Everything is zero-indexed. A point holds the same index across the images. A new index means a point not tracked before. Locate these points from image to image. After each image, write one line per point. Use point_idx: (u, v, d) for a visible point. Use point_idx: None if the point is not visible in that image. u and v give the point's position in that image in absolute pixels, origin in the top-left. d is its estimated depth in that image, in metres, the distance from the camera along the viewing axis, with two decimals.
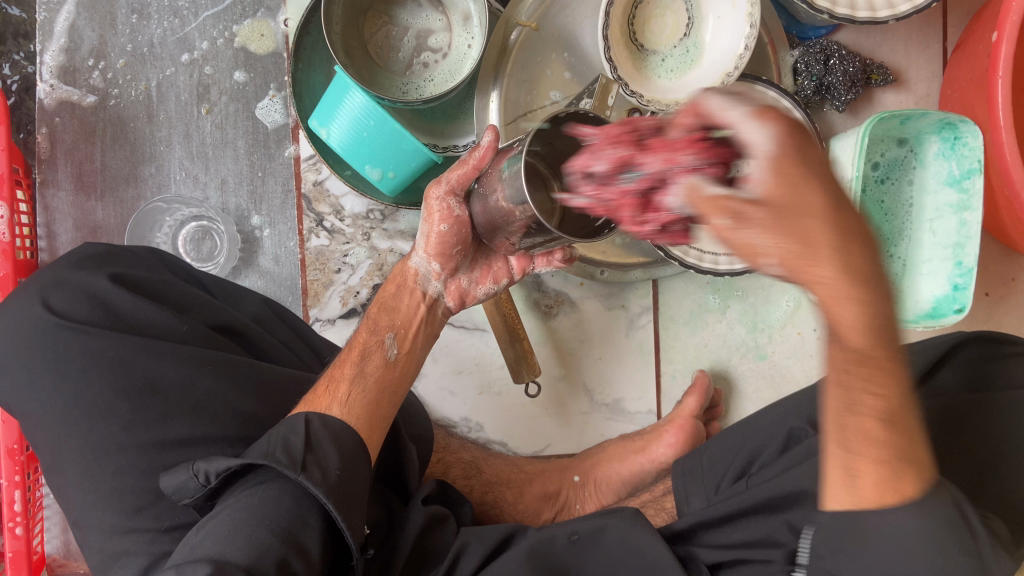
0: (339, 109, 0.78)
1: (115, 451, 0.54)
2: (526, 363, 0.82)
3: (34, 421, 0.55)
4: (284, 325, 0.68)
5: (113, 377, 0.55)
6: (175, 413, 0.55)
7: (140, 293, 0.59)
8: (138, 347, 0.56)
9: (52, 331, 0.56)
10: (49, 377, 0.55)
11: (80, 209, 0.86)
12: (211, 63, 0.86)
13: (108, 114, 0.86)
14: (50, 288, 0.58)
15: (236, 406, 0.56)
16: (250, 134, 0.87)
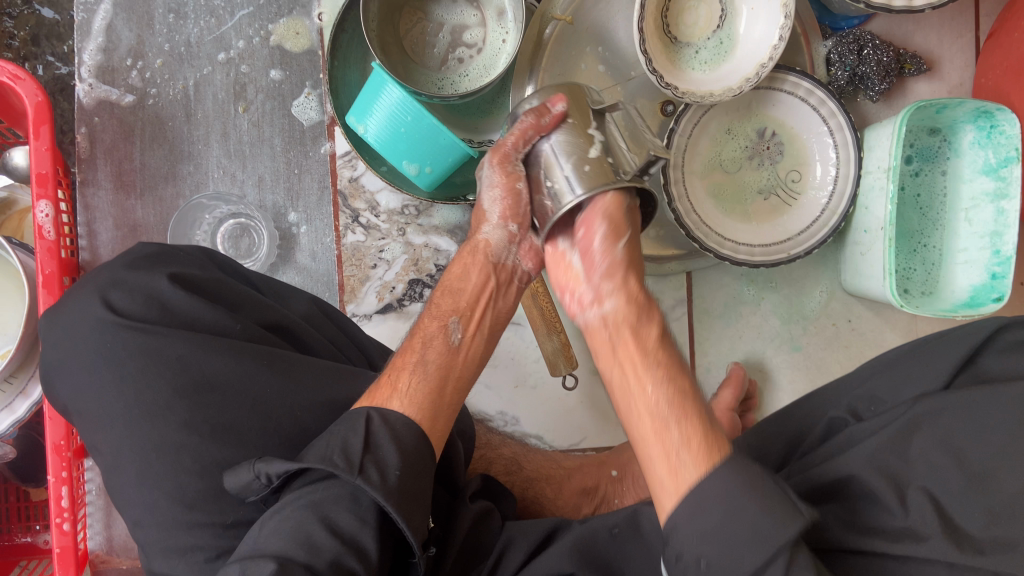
0: (376, 105, 0.78)
1: (171, 448, 0.54)
2: (564, 355, 0.82)
3: (90, 417, 0.56)
4: (331, 323, 0.69)
5: (169, 375, 0.55)
6: (229, 410, 0.55)
7: (195, 290, 0.59)
8: (195, 346, 0.56)
9: (109, 328, 0.56)
10: (105, 374, 0.55)
11: (120, 208, 0.86)
12: (247, 61, 0.87)
13: (147, 113, 0.87)
14: (105, 284, 0.58)
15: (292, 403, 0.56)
16: (286, 131, 0.87)
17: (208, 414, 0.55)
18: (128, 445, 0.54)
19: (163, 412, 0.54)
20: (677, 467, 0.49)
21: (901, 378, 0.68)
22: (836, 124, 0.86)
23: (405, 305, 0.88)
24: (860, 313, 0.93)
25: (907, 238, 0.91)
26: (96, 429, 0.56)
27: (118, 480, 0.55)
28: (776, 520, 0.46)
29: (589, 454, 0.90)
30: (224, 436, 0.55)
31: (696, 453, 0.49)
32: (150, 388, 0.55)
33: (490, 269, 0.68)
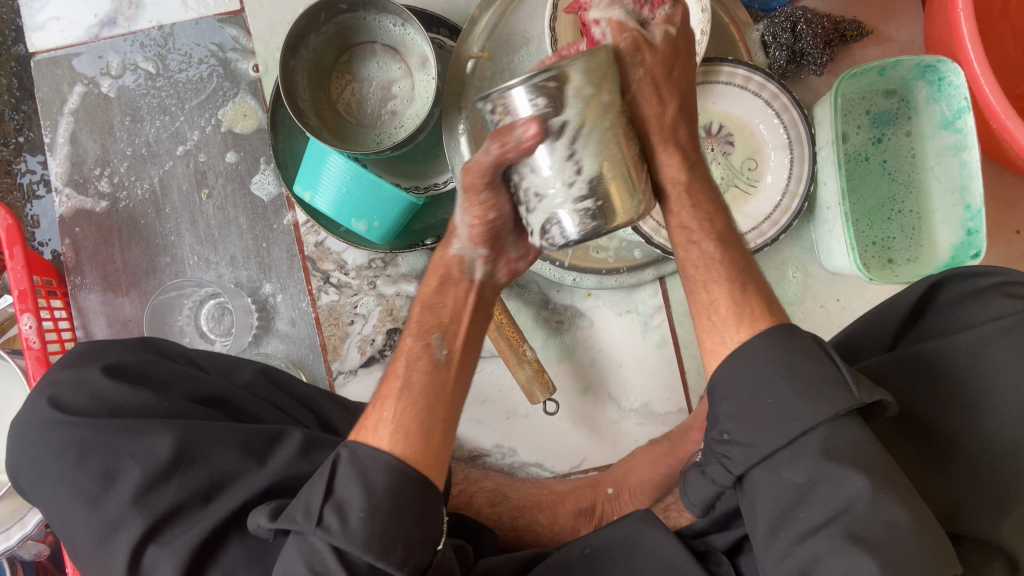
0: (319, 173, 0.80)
1: (114, 527, 0.57)
2: (538, 381, 0.83)
3: (53, 510, 0.60)
4: (279, 391, 0.73)
5: (104, 459, 0.59)
6: (165, 483, 0.58)
7: (131, 377, 0.64)
8: (125, 428, 0.59)
9: (55, 424, 0.61)
10: (57, 468, 0.60)
11: (110, 306, 0.93)
12: (203, 151, 0.92)
13: (121, 215, 0.93)
14: (53, 384, 0.64)
15: (228, 463, 0.60)
16: (249, 209, 0.92)
17: (146, 490, 0.58)
18: (86, 531, 0.58)
19: (107, 495, 0.58)
20: (718, 324, 0.57)
21: (849, 352, 0.68)
22: (782, 105, 0.84)
23: (387, 354, 0.90)
24: (846, 289, 0.90)
25: (881, 208, 0.88)
26: (61, 522, 0.60)
27: (88, 565, 0.60)
28: (828, 395, 0.50)
29: (588, 475, 0.89)
30: (167, 513, 0.57)
31: (741, 311, 0.56)
32: (91, 474, 0.59)
33: (471, 286, 0.61)
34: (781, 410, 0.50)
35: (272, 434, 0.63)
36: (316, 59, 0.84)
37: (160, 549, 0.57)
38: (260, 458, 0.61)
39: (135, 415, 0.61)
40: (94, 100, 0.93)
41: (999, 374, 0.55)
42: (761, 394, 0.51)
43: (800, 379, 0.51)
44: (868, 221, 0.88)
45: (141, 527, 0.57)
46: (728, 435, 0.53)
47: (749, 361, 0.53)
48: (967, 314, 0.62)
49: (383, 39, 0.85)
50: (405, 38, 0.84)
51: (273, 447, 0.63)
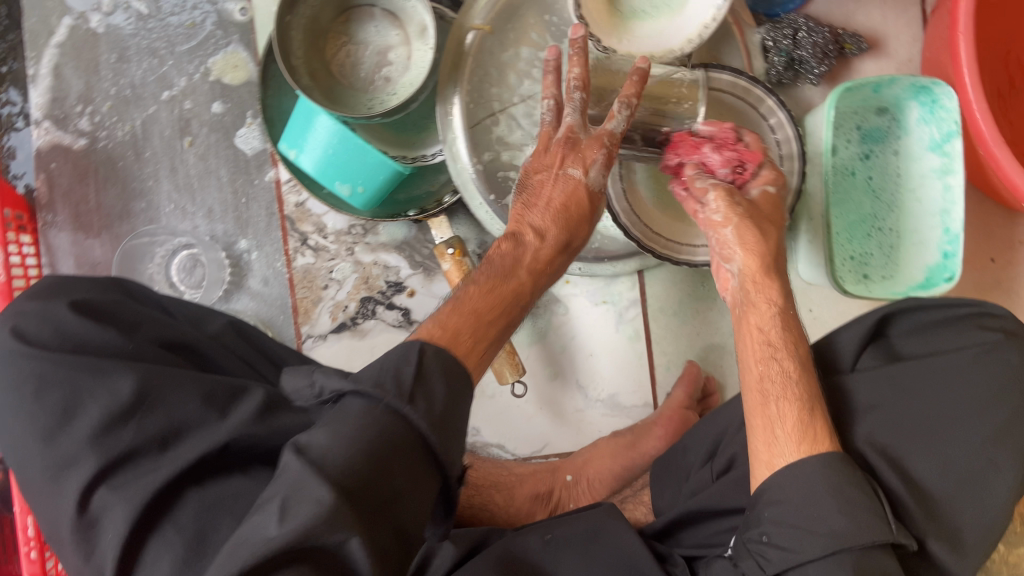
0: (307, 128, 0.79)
1: (66, 464, 0.56)
2: (509, 362, 0.83)
3: (6, 442, 0.59)
4: (247, 346, 0.72)
5: (63, 394, 0.58)
6: (123, 425, 0.57)
7: (101, 314, 0.63)
8: (86, 367, 0.58)
9: (16, 355, 0.59)
10: (16, 400, 0.58)
11: (79, 248, 0.90)
12: (189, 98, 0.90)
13: (98, 155, 0.91)
14: (20, 314, 0.62)
15: (189, 411, 0.59)
16: (232, 161, 0.91)
17: (105, 430, 0.56)
18: (38, 466, 0.57)
19: (63, 431, 0.57)
20: (775, 443, 0.58)
21: None
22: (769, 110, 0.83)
23: (358, 323, 0.91)
24: (819, 300, 0.91)
25: (863, 222, 0.87)
26: (14, 455, 0.59)
27: (36, 504, 0.58)
28: (869, 515, 0.53)
29: (549, 460, 0.89)
30: (122, 454, 0.56)
31: (801, 434, 0.57)
32: (49, 409, 0.57)
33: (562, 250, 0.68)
34: (810, 497, 0.54)
35: (236, 388, 0.63)
36: (314, 17, 0.82)
37: (108, 491, 0.55)
38: (221, 411, 0.60)
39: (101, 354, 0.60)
40: (82, 36, 0.90)
41: (967, 395, 0.57)
42: (801, 506, 0.54)
43: (842, 501, 0.53)
44: (850, 235, 0.87)
45: (93, 468, 0.55)
46: (766, 536, 0.55)
47: (791, 471, 0.56)
48: (934, 338, 0.63)
49: (383, 4, 0.84)
50: (406, 5, 0.83)
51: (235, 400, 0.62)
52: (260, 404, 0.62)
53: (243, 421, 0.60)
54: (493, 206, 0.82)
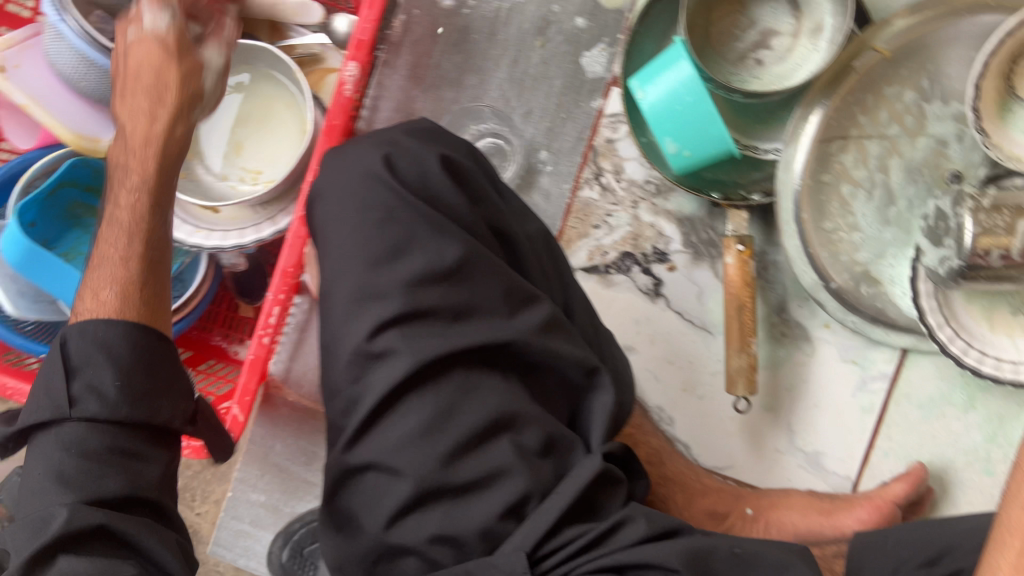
0: (662, 76, 0.80)
1: (377, 294, 0.60)
2: (746, 377, 0.81)
3: (331, 247, 0.63)
4: (550, 256, 0.71)
5: (399, 234, 0.60)
6: (434, 286, 0.60)
7: (456, 174, 0.64)
8: (426, 220, 0.61)
9: (375, 178, 0.62)
10: (358, 217, 0.62)
11: (404, 95, 0.94)
12: (560, 3, 0.92)
13: (457, 20, 0.93)
14: (388, 143, 0.65)
15: (490, 300, 0.61)
16: (570, 76, 0.92)
17: (419, 281, 0.60)
18: (350, 283, 0.61)
19: (386, 265, 0.60)
20: None
21: None
22: None
23: (610, 273, 0.92)
24: None
25: None
26: (330, 260, 0.63)
27: (332, 312, 0.62)
28: None
29: (730, 483, 0.88)
30: (422, 309, 0.59)
31: None
32: (381, 240, 0.60)
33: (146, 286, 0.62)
34: None
35: (534, 296, 0.64)
36: None
37: (400, 336, 0.59)
38: (512, 311, 0.62)
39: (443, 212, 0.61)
40: None
41: None
42: None
43: None
44: None
45: (395, 309, 0.59)
46: None
47: None
48: None
49: None
50: None
51: (528, 307, 0.63)
52: (546, 321, 0.63)
53: (528, 330, 0.61)
54: (798, 228, 0.81)
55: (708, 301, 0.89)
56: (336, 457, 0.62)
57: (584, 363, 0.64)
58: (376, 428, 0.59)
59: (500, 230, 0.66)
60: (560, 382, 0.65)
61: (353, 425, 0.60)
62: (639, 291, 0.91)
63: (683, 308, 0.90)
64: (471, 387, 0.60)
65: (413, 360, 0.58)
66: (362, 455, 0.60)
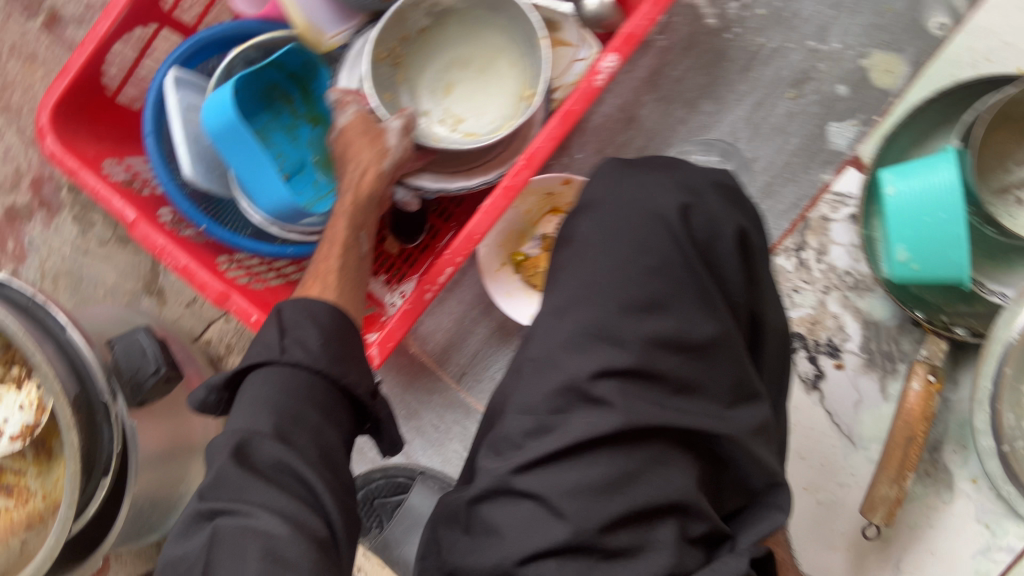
0: (923, 178, 0.77)
1: (612, 339, 0.56)
2: (889, 508, 0.78)
3: (580, 266, 0.59)
4: (784, 355, 0.65)
5: (659, 287, 0.56)
6: (671, 354, 0.56)
7: (742, 246, 0.60)
8: (691, 285, 0.57)
9: (661, 221, 0.58)
10: (625, 252, 0.58)
11: (634, 96, 0.89)
12: (828, 63, 0.86)
13: (716, 41, 0.88)
14: (687, 189, 0.61)
15: (715, 386, 0.57)
16: (809, 139, 0.87)
17: (659, 344, 0.56)
18: (589, 314, 0.57)
19: (632, 313, 0.56)
20: None
21: None
22: None
23: None
24: None
25: None
26: (574, 279, 0.59)
27: (554, 330, 0.58)
28: None
29: None
30: (652, 372, 0.55)
31: None
32: (642, 288, 0.56)
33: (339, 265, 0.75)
34: None
35: (756, 397, 0.59)
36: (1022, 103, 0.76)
37: (619, 391, 0.54)
38: (731, 403, 0.57)
39: (709, 283, 0.58)
40: None
41: None
42: None
43: None
44: None
45: (625, 362, 0.55)
46: None
47: None
48: None
49: None
50: None
51: (746, 404, 0.58)
52: (759, 425, 0.58)
53: (743, 430, 0.56)
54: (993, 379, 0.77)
55: (864, 413, 0.86)
56: (491, 468, 0.57)
57: (773, 481, 0.59)
58: (553, 463, 0.54)
59: (758, 319, 0.62)
60: (737, 483, 0.59)
61: (530, 448, 0.55)
62: (796, 376, 0.88)
63: (836, 410, 0.87)
64: (663, 461, 0.55)
65: (623, 420, 0.53)
66: (528, 483, 0.54)
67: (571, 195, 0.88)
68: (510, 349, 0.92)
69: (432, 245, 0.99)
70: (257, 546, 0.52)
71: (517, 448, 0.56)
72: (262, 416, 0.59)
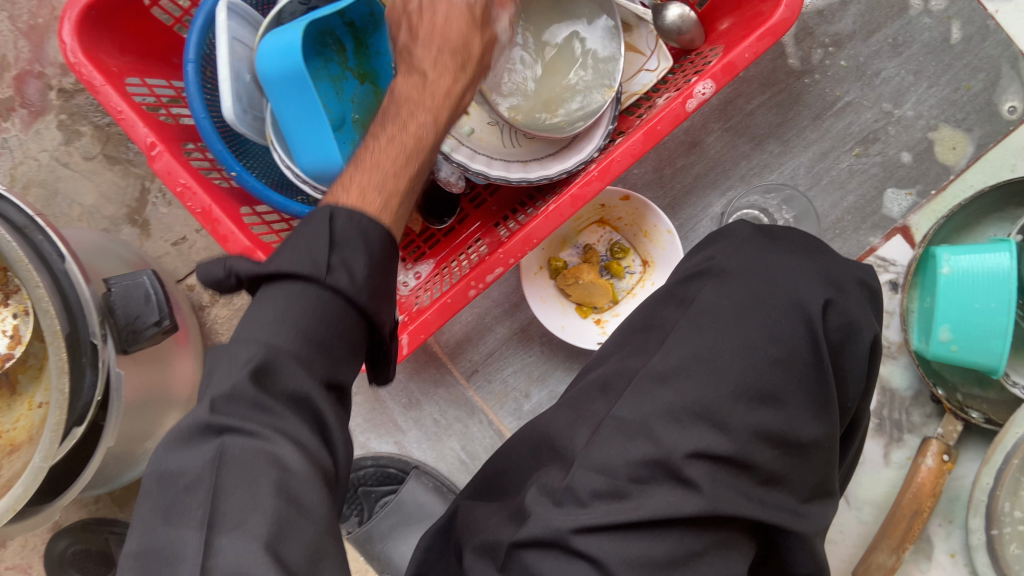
0: (981, 262, 0.77)
1: (719, 421, 0.55)
2: (884, 574, 0.80)
3: (704, 333, 0.59)
4: (850, 451, 0.68)
5: (778, 376, 0.57)
6: (769, 447, 0.56)
7: (871, 352, 0.62)
8: (805, 384, 0.58)
9: (803, 312, 0.59)
10: (756, 333, 0.58)
11: (703, 122, 0.87)
12: (898, 128, 0.87)
13: (795, 83, 0.87)
14: (831, 283, 0.62)
15: (793, 482, 0.58)
16: (865, 199, 0.87)
17: (763, 437, 0.56)
18: (701, 388, 0.57)
19: (745, 399, 0.56)
20: None
21: None
22: None
23: None
24: None
25: None
26: (686, 347, 0.59)
27: (653, 390, 0.58)
28: None
29: None
30: (747, 462, 0.55)
31: None
32: (763, 375, 0.57)
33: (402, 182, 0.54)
34: None
35: (823, 495, 0.60)
36: None
37: (709, 476, 0.54)
38: (806, 499, 0.59)
39: (828, 388, 0.59)
40: None
41: None
42: None
43: None
44: None
45: (725, 448, 0.55)
46: None
47: None
48: None
49: None
50: None
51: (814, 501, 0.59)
52: (824, 525, 0.59)
53: (813, 529, 0.58)
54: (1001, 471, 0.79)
55: (863, 475, 0.88)
56: (549, 513, 0.54)
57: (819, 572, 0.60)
58: (617, 531, 0.52)
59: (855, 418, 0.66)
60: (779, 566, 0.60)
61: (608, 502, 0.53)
62: None
63: None
64: (728, 544, 0.55)
65: (707, 507, 0.52)
66: (590, 545, 0.51)
67: (624, 211, 0.85)
68: (528, 354, 0.89)
69: (454, 230, 0.93)
70: (270, 481, 0.40)
71: (580, 506, 0.53)
72: (277, 331, 0.45)
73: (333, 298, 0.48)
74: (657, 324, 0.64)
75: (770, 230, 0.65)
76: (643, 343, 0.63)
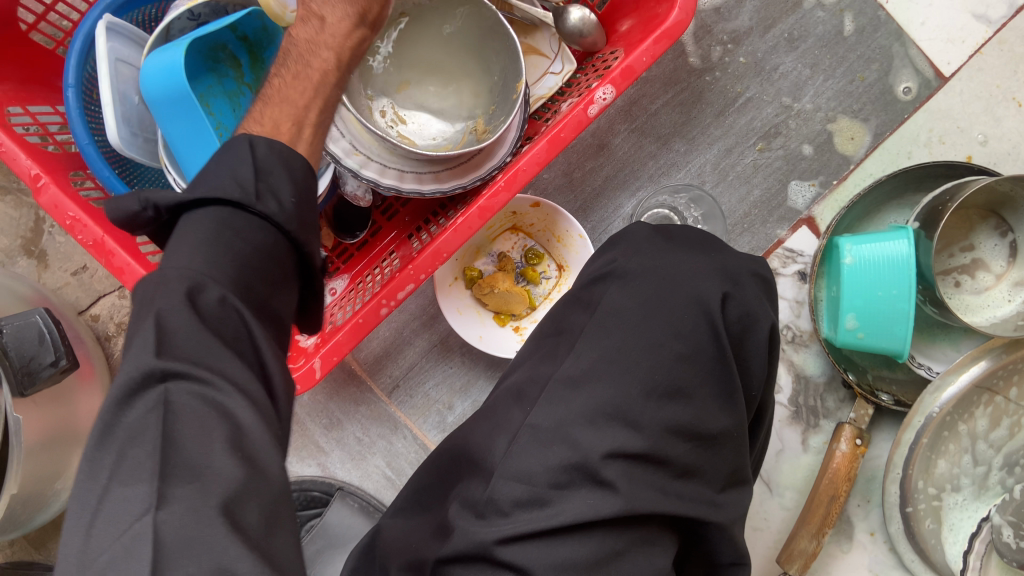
0: (880, 247, 0.79)
1: (632, 421, 0.56)
2: (805, 559, 0.82)
3: (609, 336, 0.59)
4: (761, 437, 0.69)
5: (688, 370, 0.58)
6: (681, 439, 0.57)
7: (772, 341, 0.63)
8: (714, 376, 0.59)
9: (703, 306, 0.60)
10: (659, 330, 0.59)
11: (609, 124, 0.88)
12: (798, 121, 0.89)
13: (696, 81, 0.88)
14: (726, 277, 0.63)
15: (710, 472, 0.58)
16: (771, 193, 0.89)
17: (674, 431, 0.57)
18: (613, 391, 0.57)
19: (655, 395, 0.57)
20: None
21: None
22: None
23: None
24: None
25: None
26: (592, 352, 0.59)
27: (565, 396, 0.58)
28: None
29: None
30: (662, 458, 0.56)
31: None
32: (669, 372, 0.57)
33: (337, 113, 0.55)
34: None
35: (739, 483, 0.61)
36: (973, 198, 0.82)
37: (625, 476, 0.54)
38: (721, 488, 0.60)
39: (733, 377, 0.59)
40: None
41: None
42: None
43: None
44: None
45: (639, 446, 0.55)
46: None
47: None
48: None
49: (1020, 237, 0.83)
50: None
51: (731, 491, 0.60)
52: (741, 513, 0.60)
53: (730, 518, 0.58)
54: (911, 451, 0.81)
55: (784, 463, 0.90)
56: (469, 530, 0.54)
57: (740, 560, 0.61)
58: (538, 538, 0.52)
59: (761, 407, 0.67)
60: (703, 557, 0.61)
61: (526, 516, 0.53)
62: None
63: None
64: (649, 541, 0.55)
65: (626, 506, 0.52)
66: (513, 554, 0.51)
67: (536, 217, 0.85)
68: (449, 365, 0.89)
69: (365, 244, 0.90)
70: (224, 438, 0.38)
71: (502, 516, 0.53)
72: (197, 257, 0.43)
73: (256, 248, 0.45)
74: (566, 331, 0.63)
75: (666, 229, 0.67)
76: (552, 350, 0.63)
